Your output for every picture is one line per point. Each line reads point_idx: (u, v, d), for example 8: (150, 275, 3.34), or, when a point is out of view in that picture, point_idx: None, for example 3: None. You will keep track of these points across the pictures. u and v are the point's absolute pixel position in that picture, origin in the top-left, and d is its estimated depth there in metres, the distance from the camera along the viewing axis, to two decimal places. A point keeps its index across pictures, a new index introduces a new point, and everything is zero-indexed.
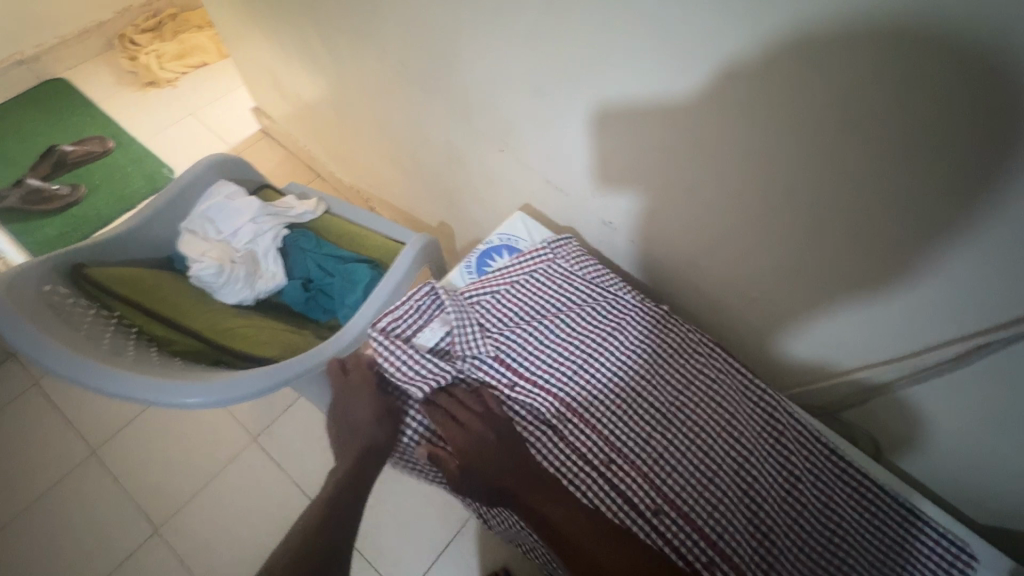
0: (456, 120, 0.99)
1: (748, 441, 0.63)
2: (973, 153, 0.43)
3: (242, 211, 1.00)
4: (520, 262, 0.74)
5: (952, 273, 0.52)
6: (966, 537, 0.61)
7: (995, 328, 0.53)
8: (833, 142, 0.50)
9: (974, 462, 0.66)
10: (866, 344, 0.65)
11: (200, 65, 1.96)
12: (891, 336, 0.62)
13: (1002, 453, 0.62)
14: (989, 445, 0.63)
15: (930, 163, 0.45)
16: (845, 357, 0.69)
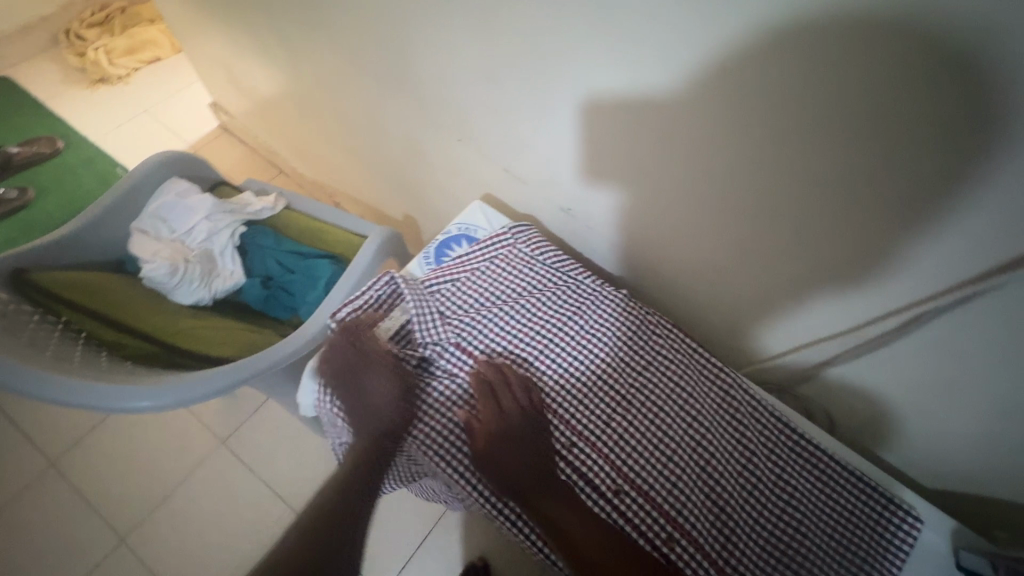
0: (414, 111, 0.97)
1: (704, 419, 0.65)
2: (899, 130, 0.44)
3: (195, 208, 0.97)
4: (479, 250, 0.74)
5: (888, 247, 0.53)
6: (911, 500, 0.64)
7: (929, 299, 0.55)
8: (775, 124, 0.51)
9: (919, 428, 0.69)
10: (830, 336, 0.68)
11: (152, 60, 1.89)
12: (850, 326, 0.64)
13: (943, 419, 0.65)
14: (932, 412, 0.66)
15: (861, 140, 0.47)
16: (806, 347, 0.71)
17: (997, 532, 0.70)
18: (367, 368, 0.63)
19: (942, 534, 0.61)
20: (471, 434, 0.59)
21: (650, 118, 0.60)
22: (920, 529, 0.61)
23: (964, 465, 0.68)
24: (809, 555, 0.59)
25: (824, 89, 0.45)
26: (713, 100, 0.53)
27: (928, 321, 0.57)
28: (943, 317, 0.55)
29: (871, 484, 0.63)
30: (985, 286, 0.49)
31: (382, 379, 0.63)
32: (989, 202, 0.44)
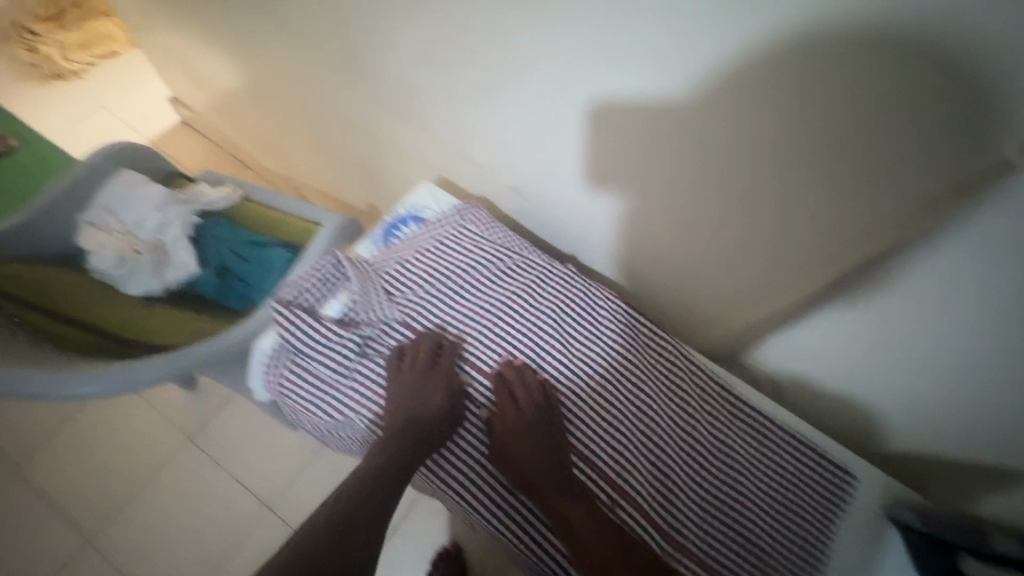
0: (368, 96, 0.97)
1: (648, 387, 0.67)
2: (811, 88, 0.47)
3: (145, 199, 0.96)
4: (427, 230, 0.74)
5: (811, 207, 0.57)
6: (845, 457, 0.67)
7: (851, 260, 0.57)
8: (706, 86, 0.53)
9: (853, 389, 0.72)
10: (830, 342, 0.69)
11: (108, 54, 1.85)
12: (854, 334, 0.66)
13: (873, 377, 0.69)
14: (863, 372, 0.69)
15: (781, 100, 0.50)
16: (788, 340, 0.73)
17: (929, 486, 0.74)
18: (413, 378, 0.62)
19: (874, 487, 0.65)
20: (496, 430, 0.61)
21: (592, 86, 0.62)
22: (852, 487, 0.65)
23: (895, 424, 0.72)
24: (748, 513, 0.62)
25: (746, 48, 0.48)
26: (651, 64, 0.55)
27: (859, 281, 0.59)
28: (871, 276, 0.58)
29: (808, 446, 0.66)
30: (905, 241, 0.52)
31: (431, 391, 0.61)
32: (901, 158, 0.47)
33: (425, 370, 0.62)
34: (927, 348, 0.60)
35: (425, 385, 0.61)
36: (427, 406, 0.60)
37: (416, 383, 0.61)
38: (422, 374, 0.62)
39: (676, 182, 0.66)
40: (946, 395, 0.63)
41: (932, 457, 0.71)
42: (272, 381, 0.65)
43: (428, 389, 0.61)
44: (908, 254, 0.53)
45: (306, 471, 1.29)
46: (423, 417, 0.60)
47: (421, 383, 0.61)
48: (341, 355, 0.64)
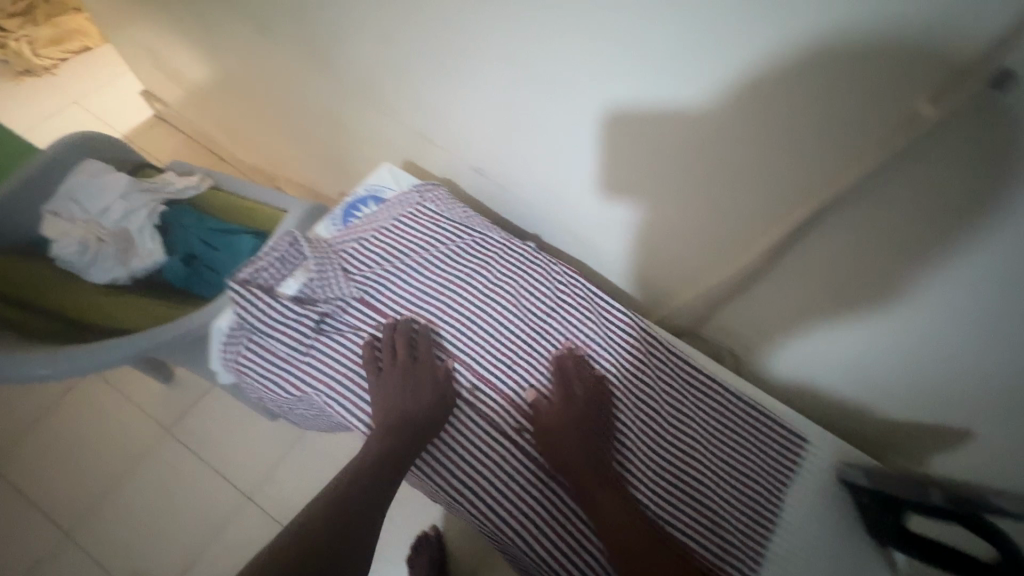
0: (336, 81, 0.99)
1: (605, 360, 0.68)
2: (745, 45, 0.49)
3: (110, 189, 0.95)
4: (386, 209, 0.75)
5: (755, 171, 0.58)
6: (797, 421, 0.68)
7: (794, 223, 0.59)
8: (651, 46, 0.54)
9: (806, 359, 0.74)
10: (845, 353, 0.68)
11: (79, 51, 1.83)
12: (869, 346, 0.65)
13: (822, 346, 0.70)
14: (813, 340, 0.71)
15: (719, 58, 0.51)
16: (742, 310, 0.75)
17: (886, 454, 0.75)
18: (395, 369, 0.62)
19: (826, 448, 0.66)
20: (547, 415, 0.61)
21: (547, 55, 0.64)
22: (804, 451, 0.67)
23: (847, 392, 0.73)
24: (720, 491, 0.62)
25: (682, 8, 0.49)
26: (598, 30, 0.57)
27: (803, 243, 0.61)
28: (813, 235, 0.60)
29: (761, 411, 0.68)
30: (843, 199, 0.54)
31: (418, 383, 0.61)
32: (835, 112, 0.48)
33: (407, 363, 0.63)
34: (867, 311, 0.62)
35: (409, 380, 0.61)
36: (406, 399, 0.60)
37: (396, 377, 0.61)
38: (403, 368, 0.62)
39: (632, 152, 0.67)
40: (887, 359, 0.65)
41: (881, 425, 0.73)
42: (232, 360, 0.66)
43: (414, 383, 0.61)
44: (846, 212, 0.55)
45: (285, 461, 1.29)
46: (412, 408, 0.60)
47: (404, 376, 0.62)
48: (297, 331, 0.65)
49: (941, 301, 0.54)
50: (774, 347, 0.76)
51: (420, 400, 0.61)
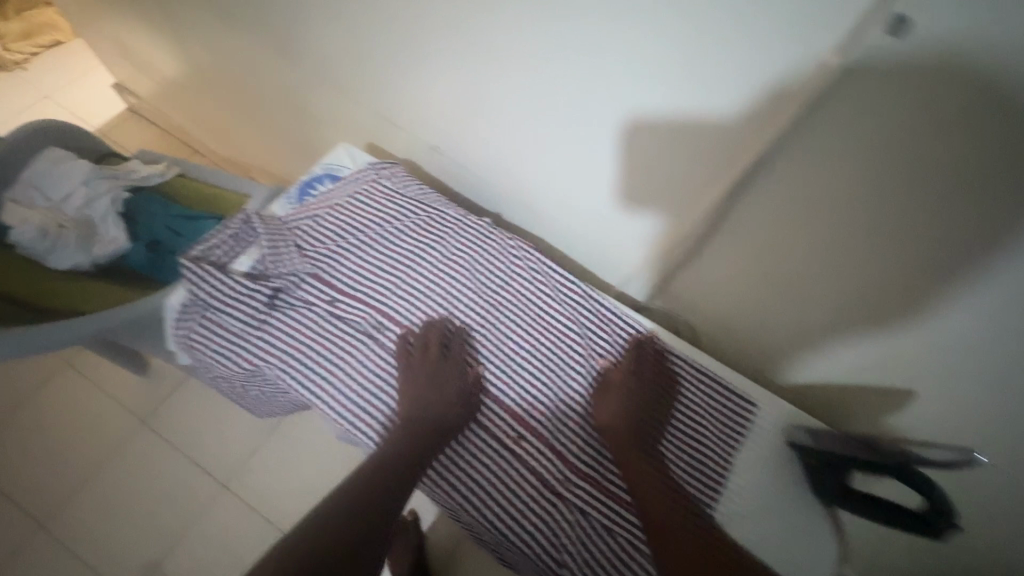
0: (302, 65, 0.99)
1: (558, 332, 0.70)
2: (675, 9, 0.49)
3: (71, 176, 0.95)
4: (341, 187, 0.75)
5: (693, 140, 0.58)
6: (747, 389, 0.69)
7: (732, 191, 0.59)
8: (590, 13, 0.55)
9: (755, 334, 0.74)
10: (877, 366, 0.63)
11: (52, 44, 1.82)
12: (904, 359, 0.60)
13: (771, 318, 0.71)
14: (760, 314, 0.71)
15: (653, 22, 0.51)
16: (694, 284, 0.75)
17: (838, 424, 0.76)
18: (426, 365, 0.63)
19: (775, 413, 0.67)
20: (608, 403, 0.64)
21: (495, 25, 0.64)
22: (755, 415, 0.68)
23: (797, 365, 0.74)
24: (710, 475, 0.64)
25: None
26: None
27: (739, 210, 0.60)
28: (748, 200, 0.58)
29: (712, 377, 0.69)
30: (769, 161, 0.53)
31: (445, 380, 0.63)
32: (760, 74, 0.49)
33: (437, 360, 0.64)
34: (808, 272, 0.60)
35: (438, 376, 0.63)
36: (433, 397, 0.61)
37: (424, 372, 0.63)
38: (432, 363, 0.64)
39: (582, 126, 0.68)
40: (831, 321, 0.63)
41: (836, 391, 0.71)
42: (184, 336, 0.66)
43: (441, 379, 0.63)
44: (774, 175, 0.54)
45: (262, 448, 1.29)
46: (435, 403, 0.61)
47: (434, 372, 0.63)
48: (249, 307, 0.65)
49: (869, 259, 0.54)
50: (727, 314, 0.74)
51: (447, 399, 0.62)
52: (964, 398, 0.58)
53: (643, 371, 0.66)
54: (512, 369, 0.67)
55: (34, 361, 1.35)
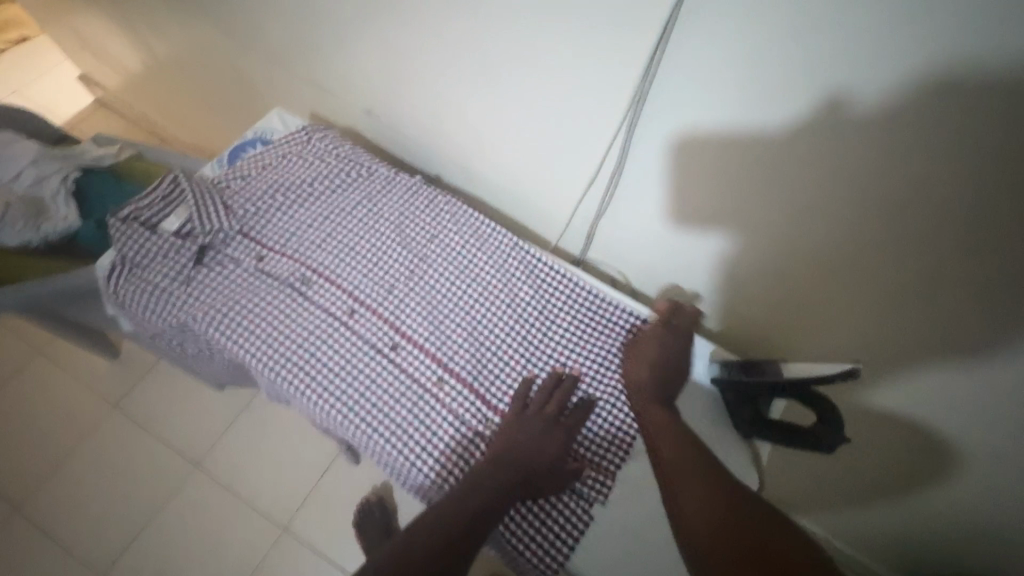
0: (249, 41, 1.00)
1: (482, 282, 0.72)
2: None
3: (20, 156, 0.97)
4: (271, 149, 0.77)
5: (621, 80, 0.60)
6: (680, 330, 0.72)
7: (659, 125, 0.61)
8: None
9: (689, 278, 0.78)
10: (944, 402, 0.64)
11: (20, 40, 1.83)
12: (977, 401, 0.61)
13: (700, 260, 0.74)
14: (691, 256, 0.75)
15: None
16: (633, 235, 0.78)
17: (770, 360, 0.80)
18: (536, 421, 0.60)
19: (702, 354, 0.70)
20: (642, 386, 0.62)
21: None
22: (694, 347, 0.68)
23: (727, 305, 0.78)
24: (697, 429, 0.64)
25: None
26: None
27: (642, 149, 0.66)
28: (648, 136, 0.64)
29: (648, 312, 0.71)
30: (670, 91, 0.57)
31: (554, 434, 0.59)
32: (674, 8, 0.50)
33: (552, 418, 0.60)
34: (707, 201, 0.66)
35: (551, 429, 0.59)
36: (545, 450, 0.58)
37: (537, 427, 0.59)
38: (548, 421, 0.60)
39: (514, 83, 0.70)
40: (734, 248, 0.68)
41: (755, 316, 0.76)
42: (114, 295, 0.67)
43: (554, 432, 0.59)
44: (662, 104, 0.59)
45: (233, 427, 1.31)
46: (548, 459, 0.57)
47: (547, 427, 0.59)
48: (176, 264, 0.67)
49: (776, 174, 0.57)
50: (651, 258, 0.80)
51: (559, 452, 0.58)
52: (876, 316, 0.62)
53: (678, 328, 0.66)
54: (438, 319, 0.69)
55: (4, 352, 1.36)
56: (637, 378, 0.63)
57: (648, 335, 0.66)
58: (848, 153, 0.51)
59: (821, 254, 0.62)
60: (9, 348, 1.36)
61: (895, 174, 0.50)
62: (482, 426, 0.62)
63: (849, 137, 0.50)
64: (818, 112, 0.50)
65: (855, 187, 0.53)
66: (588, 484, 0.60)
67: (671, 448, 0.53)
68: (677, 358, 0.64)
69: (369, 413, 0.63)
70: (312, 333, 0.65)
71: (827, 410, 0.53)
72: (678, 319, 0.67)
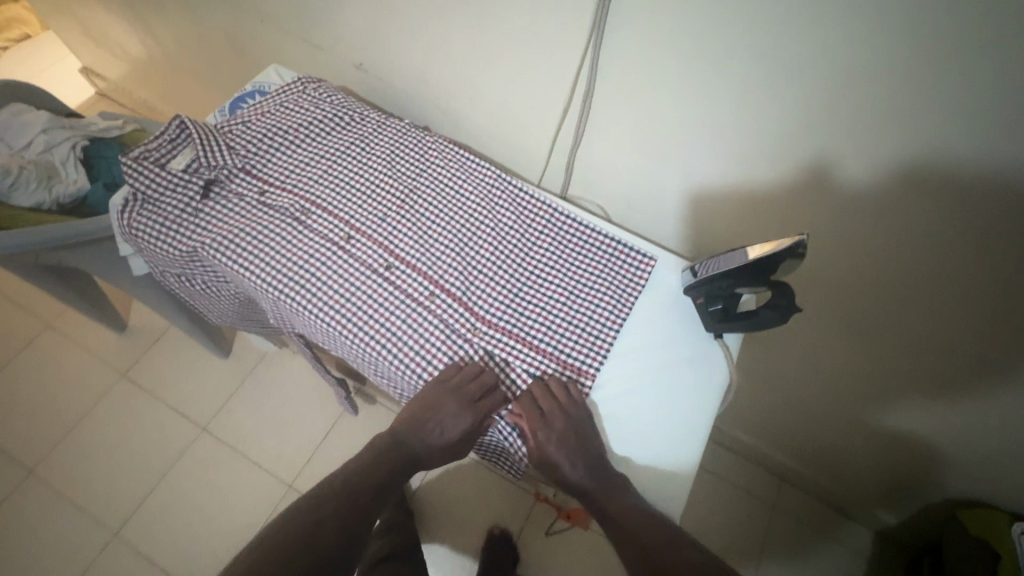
0: (242, 10, 1.05)
1: (469, 208, 0.77)
2: None
3: (31, 124, 1.03)
4: (269, 98, 0.83)
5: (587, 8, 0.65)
6: (651, 250, 0.78)
7: (627, 48, 0.67)
8: None
9: (663, 206, 0.85)
10: (905, 298, 0.72)
11: (22, 38, 1.89)
12: (932, 292, 0.68)
13: (671, 186, 0.81)
14: (663, 183, 0.81)
15: None
16: (611, 167, 0.85)
17: None
18: (448, 398, 0.62)
19: (673, 270, 0.76)
20: (539, 454, 0.62)
21: None
22: (654, 267, 0.76)
23: (700, 228, 0.84)
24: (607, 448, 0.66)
25: None
26: None
27: (609, 73, 0.71)
28: (615, 63, 0.69)
29: (552, 268, 0.74)
30: (636, 11, 0.62)
31: (455, 417, 0.62)
32: None
33: (466, 398, 0.62)
34: (672, 122, 0.71)
35: (450, 413, 0.62)
36: (443, 431, 0.63)
37: (445, 405, 0.62)
38: (458, 407, 0.62)
39: (490, 26, 0.75)
40: (703, 167, 0.75)
41: (726, 236, 0.82)
42: (128, 227, 0.73)
43: (456, 417, 0.62)
44: (623, 25, 0.65)
45: (238, 393, 1.35)
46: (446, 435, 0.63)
47: (452, 414, 0.62)
48: (185, 197, 0.72)
49: (735, 85, 0.63)
50: (629, 189, 0.86)
51: (460, 431, 0.63)
52: (839, 214, 0.68)
53: (549, 411, 0.63)
54: (429, 244, 0.74)
55: (13, 327, 1.40)
56: (578, 482, 0.61)
57: (545, 441, 0.61)
58: (793, 46, 0.56)
59: (778, 158, 0.67)
60: (20, 324, 1.41)
61: (828, 62, 0.55)
62: (432, 331, 0.68)
63: (789, 37, 0.55)
64: (762, 9, 0.55)
65: (797, 82, 0.59)
66: (515, 367, 0.67)
67: (632, 535, 0.57)
68: (578, 438, 0.62)
69: (366, 325, 0.68)
70: (313, 256, 0.70)
71: (777, 287, 0.59)
72: (548, 403, 0.63)
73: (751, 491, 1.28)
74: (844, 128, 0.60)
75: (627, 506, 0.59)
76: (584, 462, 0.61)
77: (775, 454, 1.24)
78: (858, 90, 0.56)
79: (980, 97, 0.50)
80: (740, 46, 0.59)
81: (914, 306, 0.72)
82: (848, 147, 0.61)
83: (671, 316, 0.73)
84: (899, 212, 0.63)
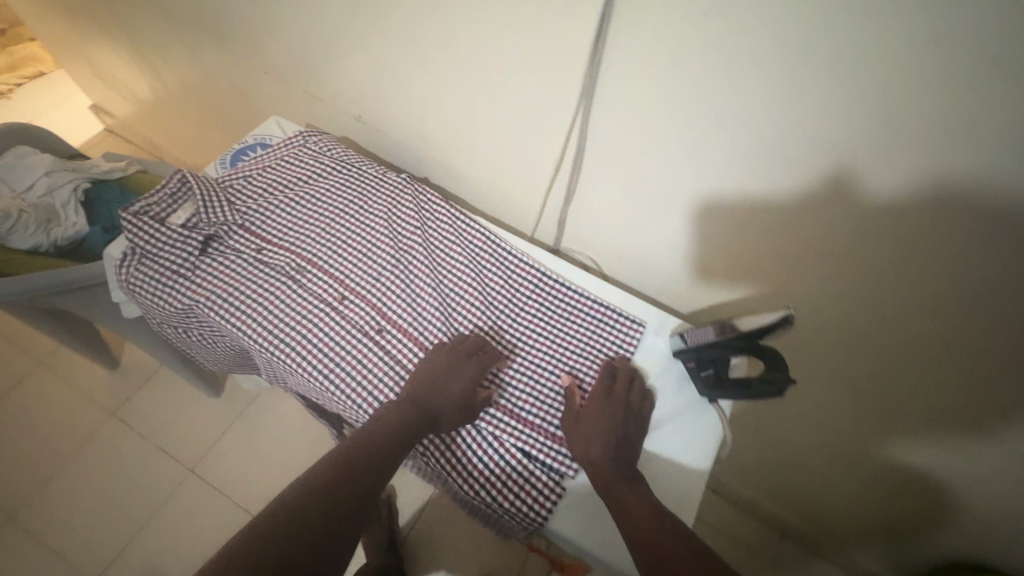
0: (247, 62, 1.08)
1: (460, 267, 0.78)
2: None
3: (34, 166, 1.04)
4: (271, 153, 0.85)
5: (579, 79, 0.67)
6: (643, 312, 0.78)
7: (616, 117, 0.69)
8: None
9: (654, 260, 0.86)
10: (895, 362, 0.72)
11: (35, 75, 1.94)
12: (922, 358, 0.68)
13: (661, 242, 0.82)
14: (655, 239, 0.82)
15: None
16: (604, 223, 0.86)
17: None
18: (446, 357, 0.67)
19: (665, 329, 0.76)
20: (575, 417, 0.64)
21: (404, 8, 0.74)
22: (644, 333, 0.75)
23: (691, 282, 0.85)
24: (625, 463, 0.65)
25: None
26: None
27: (600, 133, 0.72)
28: (605, 128, 0.71)
29: (542, 334, 0.74)
30: (624, 83, 0.64)
31: (454, 373, 0.65)
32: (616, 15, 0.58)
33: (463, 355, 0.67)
34: (661, 183, 0.73)
35: (455, 366, 0.66)
36: (453, 385, 0.64)
37: (447, 360, 0.66)
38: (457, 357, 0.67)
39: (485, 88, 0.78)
40: (693, 227, 0.76)
41: (715, 294, 0.82)
42: (126, 281, 0.73)
43: (459, 370, 0.66)
44: (611, 95, 0.67)
45: (227, 433, 1.33)
46: (452, 395, 0.64)
47: (455, 360, 0.66)
48: (183, 252, 0.72)
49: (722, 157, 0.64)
50: (621, 243, 0.87)
51: (468, 380, 0.65)
52: (826, 278, 0.69)
53: (617, 394, 0.65)
54: (420, 304, 0.74)
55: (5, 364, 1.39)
56: (597, 457, 0.59)
57: (597, 406, 0.64)
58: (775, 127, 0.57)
59: (765, 223, 0.68)
60: (12, 361, 1.40)
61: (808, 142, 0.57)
62: None
63: (769, 120, 0.57)
64: (744, 92, 0.56)
65: (783, 158, 0.59)
66: (504, 442, 0.66)
67: (644, 526, 0.52)
68: (632, 420, 0.64)
69: (354, 389, 0.67)
70: (306, 316, 0.70)
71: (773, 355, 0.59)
72: (622, 387, 0.66)
73: (750, 547, 1.25)
74: (833, 200, 0.60)
75: (645, 498, 0.55)
76: (618, 448, 0.60)
77: (772, 507, 1.22)
78: (840, 168, 0.57)
79: (960, 175, 0.50)
80: (724, 120, 0.60)
81: (904, 370, 0.72)
82: (838, 220, 0.62)
83: (662, 378, 0.72)
84: (887, 279, 0.63)
